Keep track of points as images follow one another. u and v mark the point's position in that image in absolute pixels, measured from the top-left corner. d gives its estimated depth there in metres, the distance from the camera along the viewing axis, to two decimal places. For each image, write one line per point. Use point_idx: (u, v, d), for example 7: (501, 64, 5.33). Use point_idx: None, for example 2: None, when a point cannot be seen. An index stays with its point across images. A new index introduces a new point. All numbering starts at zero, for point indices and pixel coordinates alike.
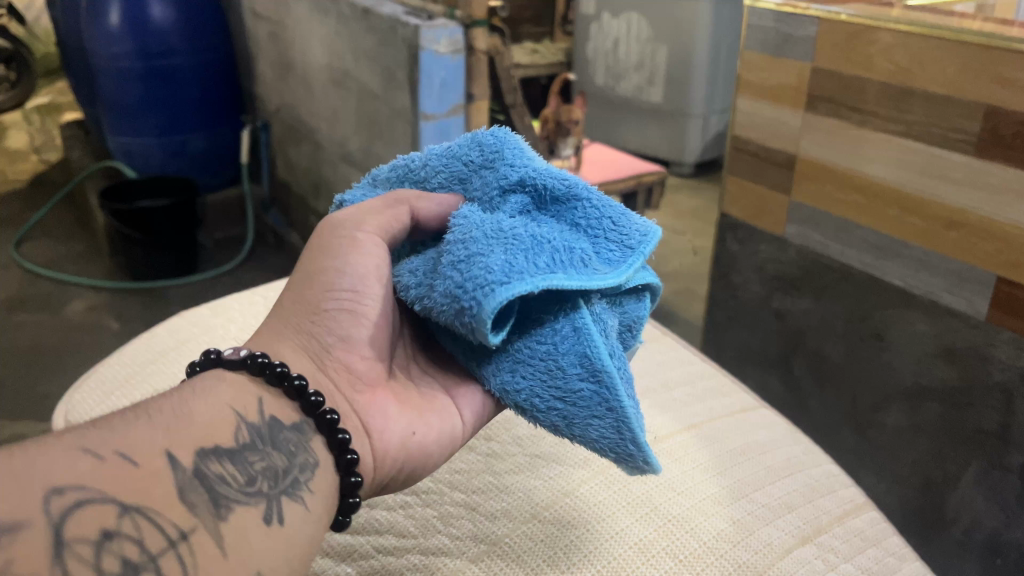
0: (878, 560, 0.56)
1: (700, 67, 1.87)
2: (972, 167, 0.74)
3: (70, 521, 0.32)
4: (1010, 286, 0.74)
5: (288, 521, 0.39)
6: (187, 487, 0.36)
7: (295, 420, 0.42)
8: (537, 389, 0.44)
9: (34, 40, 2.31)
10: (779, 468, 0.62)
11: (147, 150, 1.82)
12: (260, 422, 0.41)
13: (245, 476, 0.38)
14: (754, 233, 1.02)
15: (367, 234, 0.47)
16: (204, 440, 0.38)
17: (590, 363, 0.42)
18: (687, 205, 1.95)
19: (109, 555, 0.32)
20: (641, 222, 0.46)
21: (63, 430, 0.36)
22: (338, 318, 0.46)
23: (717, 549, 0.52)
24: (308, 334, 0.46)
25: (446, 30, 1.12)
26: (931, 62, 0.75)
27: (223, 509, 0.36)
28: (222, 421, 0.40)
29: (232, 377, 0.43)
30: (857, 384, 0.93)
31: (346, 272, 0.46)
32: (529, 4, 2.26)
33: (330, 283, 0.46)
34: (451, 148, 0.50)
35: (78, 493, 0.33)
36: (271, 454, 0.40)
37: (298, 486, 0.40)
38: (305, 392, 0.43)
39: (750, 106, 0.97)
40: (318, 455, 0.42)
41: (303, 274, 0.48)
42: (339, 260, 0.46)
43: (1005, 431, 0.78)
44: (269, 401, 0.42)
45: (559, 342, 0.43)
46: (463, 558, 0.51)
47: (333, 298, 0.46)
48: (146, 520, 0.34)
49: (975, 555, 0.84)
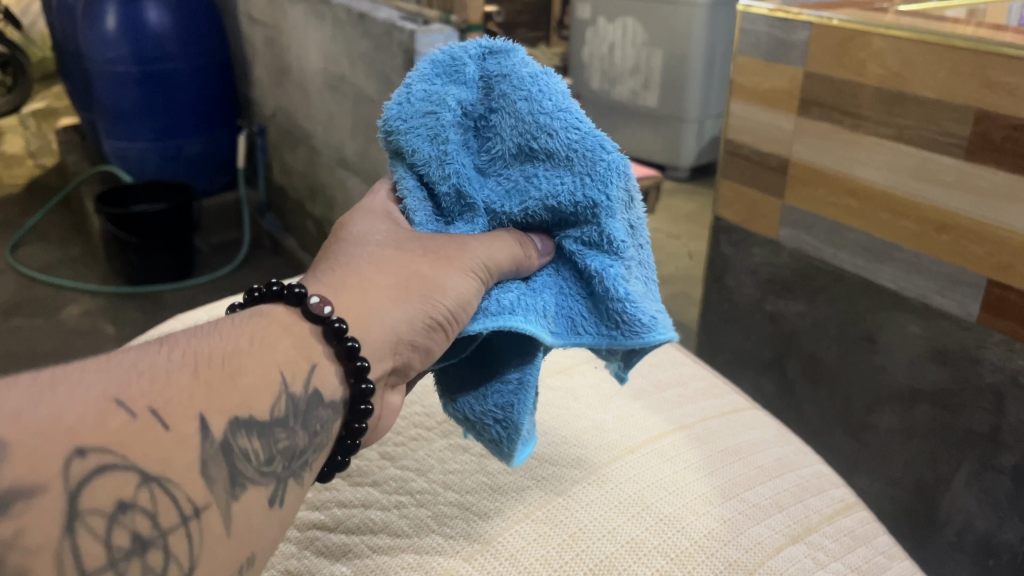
0: (868, 558, 0.57)
1: (696, 71, 1.89)
2: (962, 170, 0.75)
3: (89, 488, 0.31)
4: (1001, 289, 0.75)
5: (285, 504, 0.39)
6: (210, 461, 0.35)
7: (333, 397, 0.41)
8: (470, 407, 0.49)
9: (30, 44, 2.38)
10: (769, 469, 0.62)
11: (143, 155, 1.83)
12: (302, 393, 0.40)
13: (266, 454, 0.38)
14: (746, 236, 1.03)
15: (481, 272, 0.44)
16: (239, 409, 0.36)
17: (506, 411, 0.48)
18: (682, 209, 1.96)
19: (120, 529, 0.31)
20: (646, 325, 0.45)
21: (101, 362, 0.34)
22: (431, 335, 0.44)
23: (708, 547, 0.53)
24: (410, 333, 0.43)
25: (441, 35, 1.14)
26: (920, 67, 0.76)
27: (238, 489, 0.36)
28: (267, 388, 0.38)
29: (300, 329, 0.41)
30: (848, 386, 0.93)
31: (457, 304, 0.44)
32: (524, 9, 2.27)
33: (437, 304, 0.43)
34: (571, 138, 0.45)
35: (101, 457, 0.31)
36: (297, 433, 0.39)
37: (307, 469, 0.40)
38: (362, 375, 0.41)
39: (744, 109, 0.97)
40: (330, 437, 0.42)
41: (420, 274, 0.44)
42: (454, 282, 0.43)
43: (996, 433, 0.79)
44: (321, 371, 0.41)
45: (502, 386, 0.48)
46: (456, 558, 0.52)
47: (432, 312, 0.43)
48: (164, 492, 0.33)
49: (967, 556, 0.85)
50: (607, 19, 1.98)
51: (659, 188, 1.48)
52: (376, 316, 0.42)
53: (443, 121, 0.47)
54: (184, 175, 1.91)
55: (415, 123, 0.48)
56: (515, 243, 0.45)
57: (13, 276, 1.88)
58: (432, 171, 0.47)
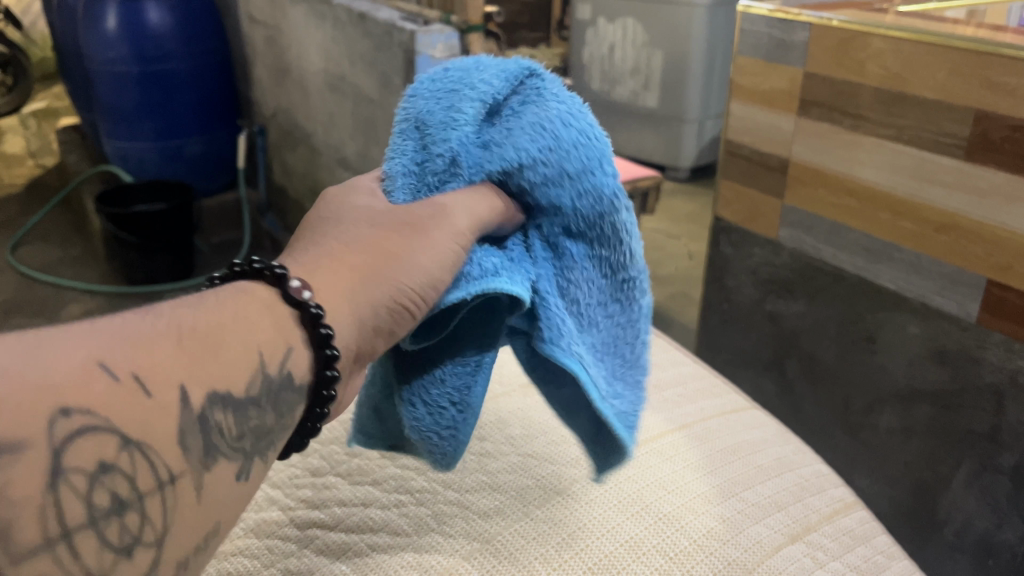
0: (868, 557, 0.57)
1: (696, 72, 1.89)
2: (962, 170, 0.75)
3: (72, 448, 0.29)
4: (1000, 289, 0.75)
5: (250, 479, 0.37)
6: (188, 430, 0.33)
7: (302, 382, 0.39)
8: (425, 397, 0.47)
9: (30, 44, 2.36)
10: (769, 468, 0.63)
11: (143, 154, 1.83)
12: (277, 375, 0.37)
13: (238, 430, 0.36)
14: (747, 236, 1.03)
15: (461, 248, 0.42)
16: (218, 383, 0.35)
17: (461, 395, 0.47)
18: (682, 210, 1.96)
19: (101, 489, 0.30)
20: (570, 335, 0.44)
21: (85, 325, 0.32)
22: (398, 319, 0.42)
23: (707, 546, 0.53)
24: (375, 318, 0.41)
25: (442, 35, 1.15)
26: (920, 68, 0.76)
27: (210, 461, 0.35)
28: (244, 365, 0.36)
29: (279, 310, 0.38)
30: (848, 386, 0.93)
31: (429, 284, 0.42)
32: (524, 9, 2.27)
33: (407, 282, 0.41)
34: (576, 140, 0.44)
35: (86, 419, 0.30)
36: (267, 413, 0.37)
37: (273, 449, 0.38)
38: (330, 363, 0.39)
39: (744, 110, 0.98)
40: (295, 419, 0.39)
41: (392, 249, 0.42)
42: (430, 259, 0.41)
43: (995, 433, 0.79)
44: (297, 355, 0.38)
45: (457, 370, 0.47)
46: (455, 556, 0.52)
47: (402, 292, 0.41)
48: (144, 457, 0.32)
49: (967, 556, 0.85)
50: (608, 19, 1.98)
51: (659, 188, 1.48)
52: (344, 299, 0.40)
53: (467, 92, 0.45)
54: (184, 175, 1.91)
55: (439, 91, 0.46)
56: (492, 209, 0.43)
57: (13, 276, 1.88)
58: (434, 133, 0.45)
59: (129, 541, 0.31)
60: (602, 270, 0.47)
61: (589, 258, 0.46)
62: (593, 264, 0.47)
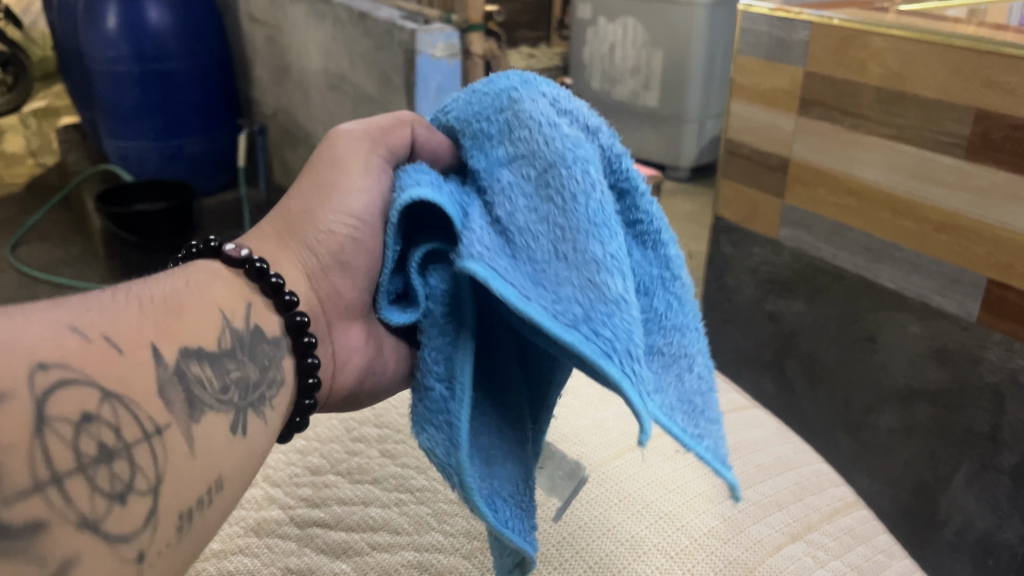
0: (868, 557, 0.57)
1: (696, 72, 1.89)
2: (961, 169, 0.75)
3: (54, 399, 0.29)
4: (1001, 288, 0.75)
5: (251, 433, 0.38)
6: (167, 384, 0.34)
7: (275, 335, 0.41)
8: (415, 385, 0.42)
9: (31, 43, 2.34)
10: (770, 467, 0.62)
11: (144, 153, 1.83)
12: (245, 328, 0.40)
13: (221, 383, 0.37)
14: (747, 235, 1.03)
15: (378, 160, 0.47)
16: (187, 339, 0.36)
17: (447, 366, 0.40)
18: (682, 209, 1.95)
19: (87, 438, 0.30)
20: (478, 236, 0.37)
21: (50, 300, 0.33)
22: (341, 244, 0.45)
23: (708, 545, 0.53)
24: (316, 251, 0.45)
25: (442, 34, 1.15)
26: (921, 67, 0.76)
27: (198, 413, 0.35)
28: (210, 322, 0.38)
29: (226, 274, 0.41)
30: (849, 386, 0.93)
31: (356, 199, 0.45)
32: (525, 9, 2.27)
33: (336, 210, 0.45)
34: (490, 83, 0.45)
35: (63, 372, 0.30)
36: (247, 365, 0.39)
37: (264, 402, 0.39)
38: (292, 308, 0.42)
39: (745, 109, 0.97)
40: (285, 373, 0.41)
41: (315, 192, 0.47)
42: (349, 183, 0.46)
43: (995, 432, 0.79)
44: (257, 308, 0.41)
45: (432, 337, 0.41)
46: (456, 555, 0.52)
47: (337, 221, 0.45)
48: (126, 409, 0.32)
49: (967, 556, 0.85)
50: (608, 19, 1.98)
51: (659, 188, 1.48)
52: (281, 250, 0.45)
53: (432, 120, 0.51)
54: (184, 175, 1.91)
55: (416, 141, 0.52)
56: (395, 119, 0.47)
57: (13, 275, 1.88)
58: None
59: (122, 487, 0.30)
60: (523, 173, 0.40)
61: (506, 165, 0.40)
62: (517, 166, 0.40)
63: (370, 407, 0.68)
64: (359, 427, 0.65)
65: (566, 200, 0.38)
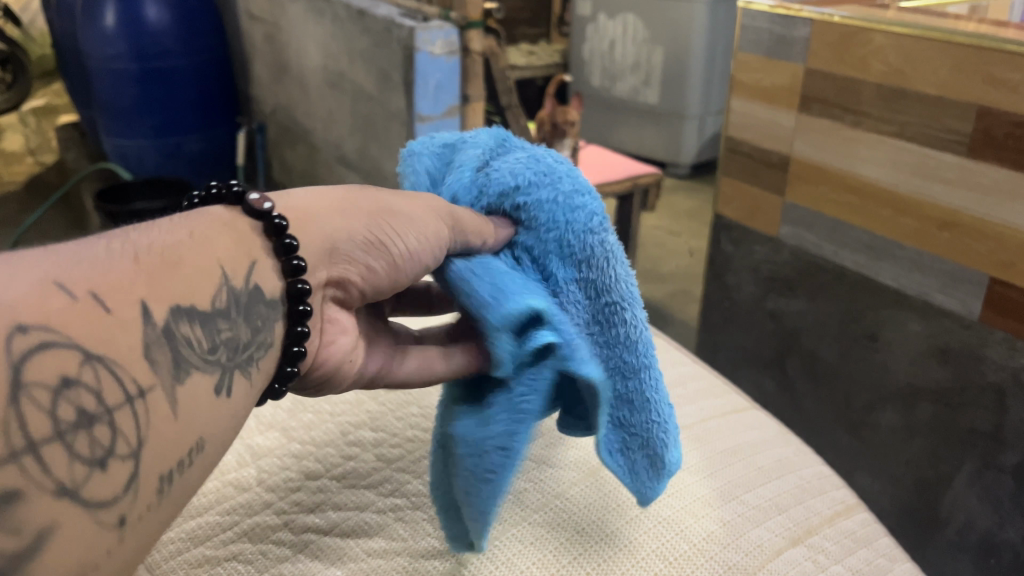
0: (870, 561, 0.56)
1: (696, 68, 1.88)
2: (965, 167, 0.74)
3: (30, 362, 0.28)
4: (1003, 286, 0.75)
5: (234, 396, 0.36)
6: (153, 344, 0.33)
7: (274, 295, 0.39)
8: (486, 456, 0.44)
9: (30, 41, 2.32)
10: (770, 470, 0.62)
11: (142, 151, 1.82)
12: (244, 288, 0.38)
13: (209, 343, 0.36)
14: (748, 233, 1.02)
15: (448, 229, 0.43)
16: (181, 297, 0.34)
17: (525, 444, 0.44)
18: (682, 206, 1.95)
19: (66, 403, 0.29)
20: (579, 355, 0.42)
21: (41, 249, 0.32)
22: (375, 257, 0.42)
23: (706, 550, 0.52)
24: (347, 244, 0.42)
25: (441, 31, 1.13)
26: (921, 62, 0.75)
27: (183, 374, 0.34)
28: (207, 279, 0.36)
29: (239, 224, 0.39)
30: (851, 384, 0.93)
31: (411, 235, 0.42)
32: (524, 6, 2.26)
33: (388, 229, 0.42)
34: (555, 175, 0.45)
35: (43, 333, 0.29)
36: (240, 326, 0.37)
37: (252, 364, 0.38)
38: (298, 275, 0.40)
39: (745, 107, 0.97)
40: (276, 336, 0.39)
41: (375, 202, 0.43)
42: (413, 218, 0.42)
43: (998, 432, 0.78)
44: (262, 267, 0.39)
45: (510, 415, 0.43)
46: (452, 561, 0.51)
47: (387, 236, 0.42)
48: (109, 371, 0.31)
49: (970, 555, 0.85)
50: (608, 15, 1.97)
51: (659, 188, 1.48)
52: (315, 220, 0.41)
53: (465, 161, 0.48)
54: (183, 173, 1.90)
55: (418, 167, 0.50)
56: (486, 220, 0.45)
57: None
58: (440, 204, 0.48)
59: (101, 453, 0.30)
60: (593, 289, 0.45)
61: (577, 273, 0.45)
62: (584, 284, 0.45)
63: (365, 410, 0.67)
64: (354, 431, 0.64)
65: (622, 336, 0.45)
